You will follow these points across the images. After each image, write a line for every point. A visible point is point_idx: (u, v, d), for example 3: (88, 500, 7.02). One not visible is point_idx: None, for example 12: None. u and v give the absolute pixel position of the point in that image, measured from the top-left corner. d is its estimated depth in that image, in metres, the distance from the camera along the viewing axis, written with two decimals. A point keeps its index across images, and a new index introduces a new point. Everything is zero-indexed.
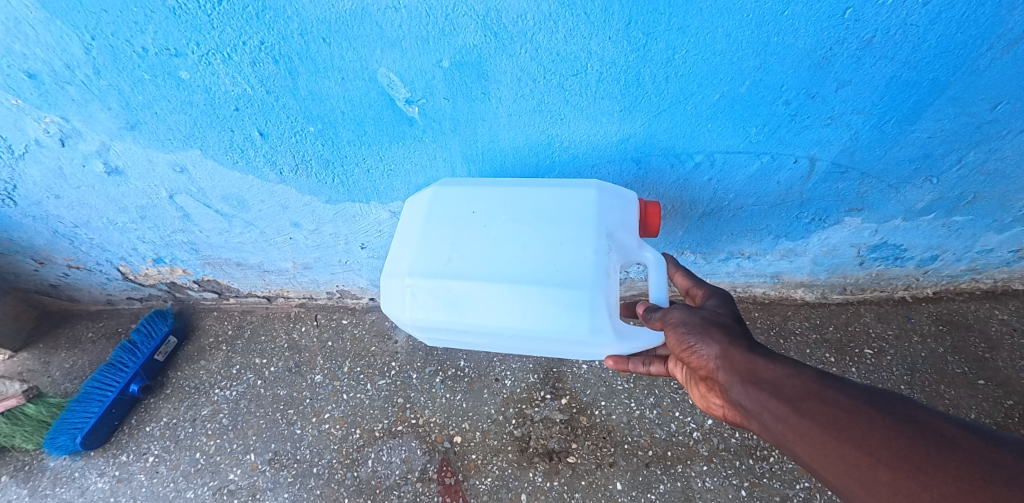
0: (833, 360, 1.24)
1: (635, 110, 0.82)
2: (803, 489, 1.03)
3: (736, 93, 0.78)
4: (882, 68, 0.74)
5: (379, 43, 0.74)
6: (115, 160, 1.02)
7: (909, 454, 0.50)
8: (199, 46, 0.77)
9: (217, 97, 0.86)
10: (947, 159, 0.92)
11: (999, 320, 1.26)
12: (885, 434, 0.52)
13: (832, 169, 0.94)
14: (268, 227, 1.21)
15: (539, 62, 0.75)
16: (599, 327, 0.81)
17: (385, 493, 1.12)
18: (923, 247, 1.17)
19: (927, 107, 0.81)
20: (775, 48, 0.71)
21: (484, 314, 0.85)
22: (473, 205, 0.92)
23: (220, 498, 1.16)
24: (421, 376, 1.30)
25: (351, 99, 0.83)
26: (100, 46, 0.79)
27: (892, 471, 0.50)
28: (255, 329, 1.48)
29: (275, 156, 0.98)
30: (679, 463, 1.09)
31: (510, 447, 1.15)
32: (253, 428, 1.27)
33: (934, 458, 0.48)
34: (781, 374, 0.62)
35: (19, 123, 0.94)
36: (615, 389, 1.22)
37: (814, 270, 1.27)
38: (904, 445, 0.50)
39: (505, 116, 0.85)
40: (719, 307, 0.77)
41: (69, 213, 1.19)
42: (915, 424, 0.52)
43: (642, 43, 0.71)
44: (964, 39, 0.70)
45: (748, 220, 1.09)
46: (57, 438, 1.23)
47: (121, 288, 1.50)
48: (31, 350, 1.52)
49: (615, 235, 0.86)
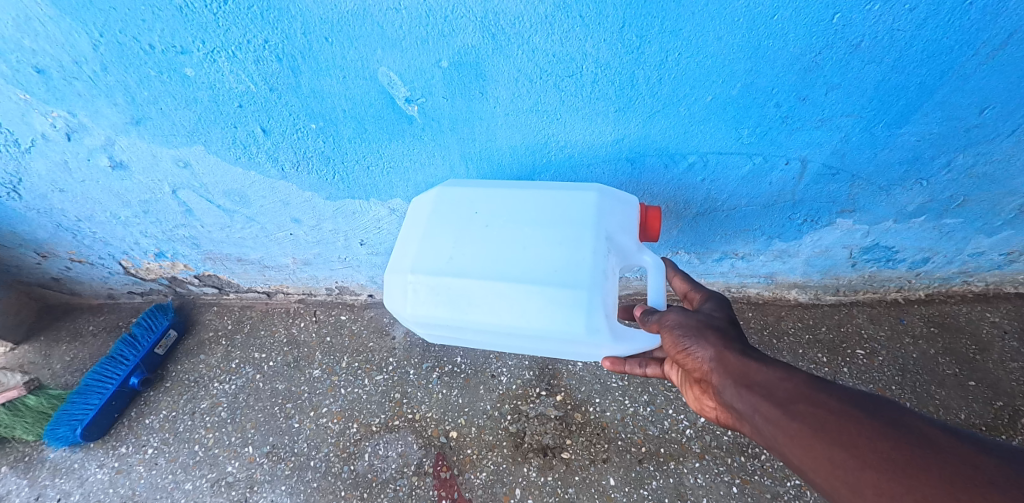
0: (825, 361, 1.26)
1: (629, 111, 0.84)
2: (793, 486, 1.04)
3: (728, 95, 0.80)
4: (871, 72, 0.76)
5: (380, 43, 0.76)
6: (119, 155, 1.04)
7: (894, 456, 0.51)
8: (204, 43, 0.79)
9: (221, 94, 0.88)
10: (936, 163, 0.94)
11: (990, 322, 1.28)
12: (872, 438, 0.53)
13: (823, 170, 0.96)
14: (268, 222, 1.22)
15: (536, 63, 0.77)
16: (596, 327, 0.82)
17: (381, 487, 1.13)
18: (914, 249, 1.19)
19: (915, 111, 0.83)
20: (766, 52, 0.73)
21: (483, 312, 0.86)
22: (476, 206, 0.94)
23: (218, 490, 1.17)
24: (418, 372, 1.31)
25: (352, 97, 0.85)
26: (108, 42, 0.81)
27: (878, 473, 0.51)
28: (255, 324, 1.50)
29: (276, 153, 0.99)
30: (672, 460, 1.11)
31: (505, 443, 1.16)
32: (252, 422, 1.28)
33: (918, 460, 0.50)
34: (774, 377, 0.63)
35: (26, 118, 0.96)
36: (609, 387, 1.23)
37: (806, 271, 1.29)
38: (890, 447, 0.52)
39: (502, 116, 0.87)
40: (715, 310, 0.79)
41: (73, 206, 1.20)
42: (901, 427, 0.53)
43: (636, 45, 0.73)
44: (951, 44, 0.72)
45: (741, 221, 1.11)
46: (57, 429, 1.25)
47: (122, 282, 1.52)
48: (31, 343, 1.53)
49: (613, 238, 0.88)
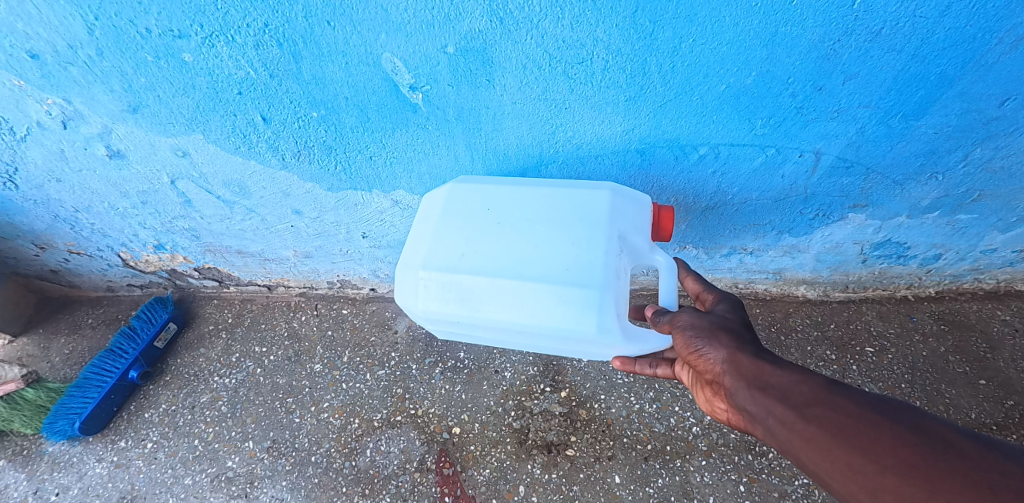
0: (833, 358, 1.24)
1: (639, 101, 0.81)
2: (801, 485, 1.03)
3: (742, 84, 0.78)
4: (890, 61, 0.74)
5: (383, 27, 0.73)
6: (117, 144, 1.01)
7: (917, 462, 0.48)
8: (202, 27, 0.77)
9: (220, 80, 0.85)
10: (953, 156, 0.91)
11: (1001, 320, 1.26)
12: (894, 443, 0.50)
13: (837, 164, 0.93)
14: (269, 214, 1.20)
15: (545, 49, 0.74)
16: (607, 327, 0.80)
17: (383, 483, 1.12)
18: (926, 246, 1.17)
19: (934, 102, 0.80)
20: (783, 39, 0.71)
21: (494, 310, 0.84)
22: (488, 203, 0.92)
23: (218, 484, 1.16)
24: (421, 367, 1.30)
25: (353, 84, 0.83)
26: (103, 26, 0.79)
27: (900, 480, 0.48)
28: (255, 317, 1.49)
29: (277, 142, 0.97)
30: (678, 458, 1.09)
31: (509, 439, 1.15)
32: (252, 416, 1.27)
33: (941, 467, 0.47)
34: (789, 380, 0.61)
35: (21, 105, 0.94)
36: (615, 383, 1.21)
37: (816, 267, 1.27)
38: (912, 454, 0.49)
39: (509, 104, 0.84)
40: (728, 312, 0.76)
41: (71, 197, 1.18)
42: (923, 433, 0.50)
43: (649, 31, 0.70)
44: (974, 32, 0.69)
45: (751, 215, 1.09)
46: (56, 423, 1.23)
47: (121, 274, 1.50)
48: (30, 335, 1.52)
49: (626, 237, 0.86)
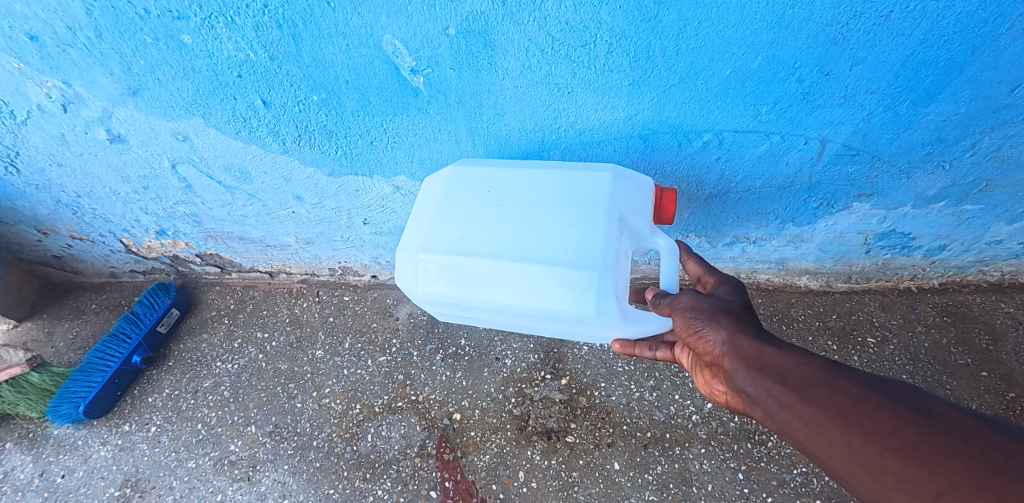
0: (834, 348, 1.23)
1: (643, 85, 0.80)
2: (800, 474, 1.03)
3: (748, 69, 0.77)
4: (898, 45, 0.72)
5: (384, 8, 0.72)
6: (117, 127, 1.01)
7: (919, 443, 0.48)
8: (201, 9, 0.76)
9: (220, 63, 0.85)
10: (961, 145, 0.90)
11: (1004, 312, 1.25)
12: (895, 423, 0.50)
13: (843, 151, 0.92)
14: (270, 200, 1.20)
15: (548, 31, 0.73)
16: (605, 309, 0.80)
17: (384, 467, 1.13)
18: (931, 236, 1.16)
19: (943, 89, 0.79)
20: (789, 22, 0.69)
21: (493, 292, 0.84)
22: (488, 185, 0.91)
23: (221, 468, 1.17)
24: (421, 354, 1.30)
25: (354, 67, 0.82)
26: (102, 7, 0.78)
27: (900, 460, 0.48)
28: (257, 304, 1.49)
29: (277, 126, 0.97)
30: (677, 446, 1.09)
31: (509, 425, 1.15)
32: (254, 401, 1.28)
33: (944, 447, 0.47)
34: (789, 361, 0.60)
35: (20, 88, 0.93)
36: (615, 371, 1.21)
37: (819, 257, 1.26)
38: (912, 434, 0.49)
39: (511, 88, 0.84)
40: (730, 295, 0.76)
41: (72, 182, 1.19)
42: (922, 413, 0.50)
43: (654, 14, 0.69)
44: (984, 17, 0.67)
45: (755, 204, 1.08)
46: (60, 406, 1.23)
47: (124, 260, 1.51)
48: (35, 319, 1.53)
49: (626, 219, 0.85)
